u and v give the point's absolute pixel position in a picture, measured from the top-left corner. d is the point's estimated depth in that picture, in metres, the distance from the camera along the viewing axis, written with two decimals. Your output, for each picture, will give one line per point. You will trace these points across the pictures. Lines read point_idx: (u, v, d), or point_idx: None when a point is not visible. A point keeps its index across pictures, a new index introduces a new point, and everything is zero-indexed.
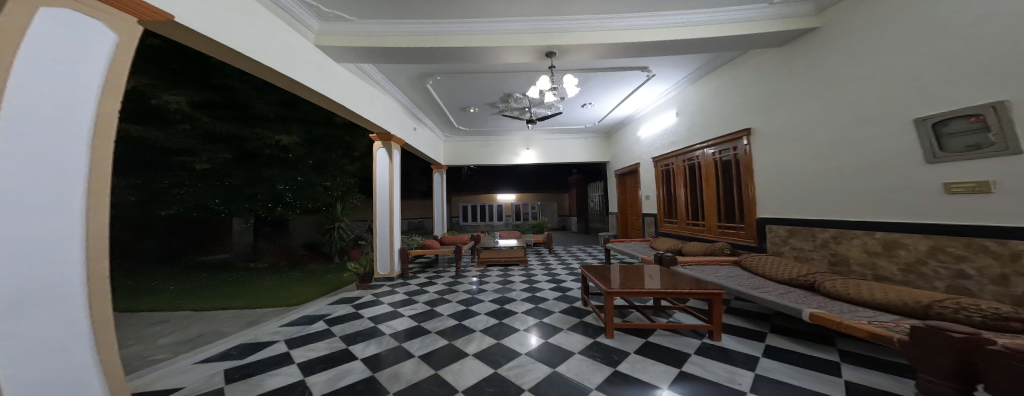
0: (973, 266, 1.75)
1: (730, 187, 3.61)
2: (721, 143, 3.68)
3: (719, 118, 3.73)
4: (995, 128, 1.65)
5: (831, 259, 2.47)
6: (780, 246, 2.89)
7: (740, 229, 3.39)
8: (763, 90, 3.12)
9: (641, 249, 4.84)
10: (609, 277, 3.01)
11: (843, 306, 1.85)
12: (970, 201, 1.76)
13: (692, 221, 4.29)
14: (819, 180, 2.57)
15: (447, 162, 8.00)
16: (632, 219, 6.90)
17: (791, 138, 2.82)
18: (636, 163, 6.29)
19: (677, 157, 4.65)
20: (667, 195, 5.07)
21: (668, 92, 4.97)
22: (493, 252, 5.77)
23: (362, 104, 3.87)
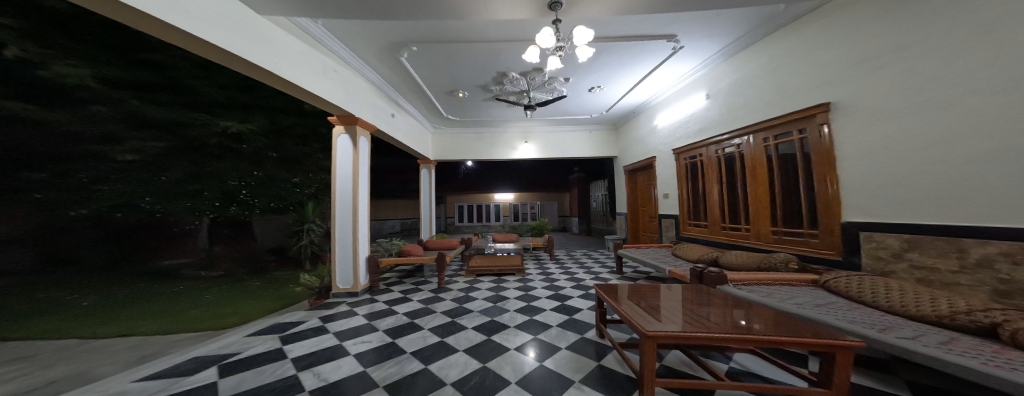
0: None
1: (791, 179, 2.77)
2: (779, 126, 2.85)
3: (778, 94, 2.86)
4: None
5: (995, 287, 1.61)
6: (891, 264, 2.03)
7: (809, 236, 2.57)
8: (851, 49, 2.26)
9: (663, 257, 3.97)
10: (632, 298, 2.13)
11: None
12: None
13: (730, 223, 3.44)
14: (971, 164, 1.70)
15: (436, 157, 7.11)
16: (644, 220, 6.04)
17: (913, 106, 1.93)
18: (651, 156, 5.43)
19: (711, 146, 3.78)
20: (692, 191, 4.24)
21: (696, 70, 4.11)
22: (486, 259, 4.90)
23: (310, 76, 2.98)
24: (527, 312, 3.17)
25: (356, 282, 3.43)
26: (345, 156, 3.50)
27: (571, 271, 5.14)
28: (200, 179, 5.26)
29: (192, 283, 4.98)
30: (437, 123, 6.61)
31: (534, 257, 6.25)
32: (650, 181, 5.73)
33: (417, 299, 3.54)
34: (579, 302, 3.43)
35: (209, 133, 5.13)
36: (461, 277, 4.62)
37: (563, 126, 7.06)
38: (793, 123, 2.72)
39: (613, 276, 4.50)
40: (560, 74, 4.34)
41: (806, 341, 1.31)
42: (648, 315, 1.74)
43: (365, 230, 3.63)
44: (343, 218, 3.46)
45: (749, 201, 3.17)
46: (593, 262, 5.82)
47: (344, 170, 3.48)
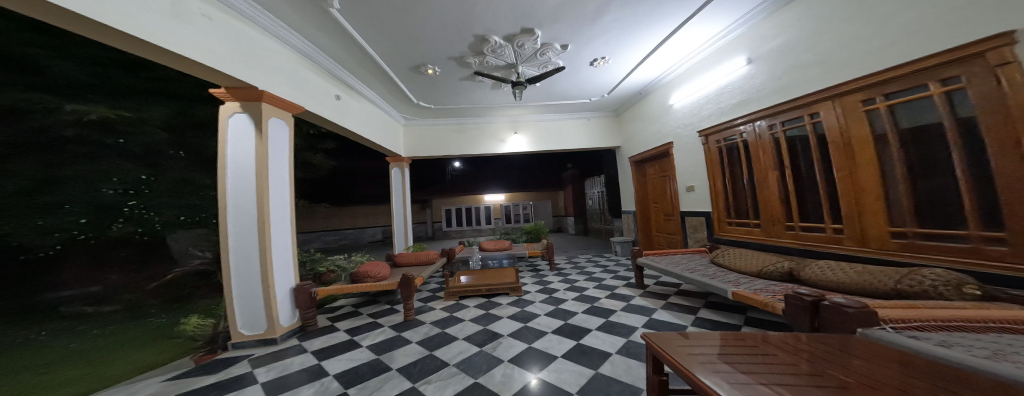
0: None
1: (929, 156, 1.98)
2: (896, 80, 2.04)
3: (910, 33, 1.93)
4: None
5: None
6: None
7: (975, 240, 1.80)
8: None
9: (704, 267, 3.02)
10: (722, 369, 1.17)
11: None
12: None
13: (804, 222, 2.67)
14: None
15: (409, 154, 6.06)
16: (659, 219, 5.15)
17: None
18: (666, 143, 4.50)
19: (758, 124, 2.99)
20: (733, 183, 3.39)
21: (731, 27, 3.14)
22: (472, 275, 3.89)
23: (131, 10, 1.68)
24: (528, 362, 2.01)
25: (274, 324, 2.37)
26: (248, 144, 2.41)
27: (575, 281, 4.15)
28: (55, 187, 3.98)
29: (71, 324, 3.69)
30: (406, 113, 5.50)
31: (530, 267, 5.25)
32: (664, 172, 4.84)
33: (376, 337, 2.46)
34: (601, 338, 2.36)
35: (59, 123, 3.86)
36: (440, 300, 3.52)
37: (559, 114, 6.11)
38: (928, 72, 1.90)
39: (632, 292, 3.53)
40: (556, 40, 3.28)
41: None
42: None
43: (284, 249, 2.56)
44: (242, 239, 2.34)
45: (841, 192, 2.39)
46: (600, 269, 4.86)
47: (248, 169, 2.39)
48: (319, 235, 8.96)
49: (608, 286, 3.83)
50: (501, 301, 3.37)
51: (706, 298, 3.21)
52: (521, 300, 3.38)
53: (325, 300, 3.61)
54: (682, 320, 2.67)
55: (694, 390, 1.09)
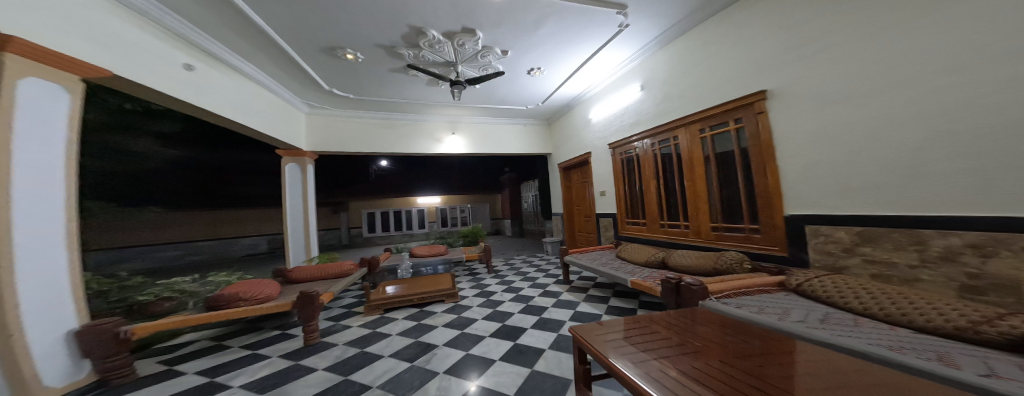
0: None
1: (728, 177, 2.75)
2: (715, 116, 2.79)
3: (734, 82, 2.60)
4: None
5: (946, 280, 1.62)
6: (842, 258, 2.02)
7: (749, 230, 2.59)
8: (790, 34, 2.24)
9: (610, 261, 3.51)
10: (629, 349, 1.44)
11: None
12: None
13: (669, 221, 3.39)
14: (931, 148, 1.65)
15: (313, 148, 5.32)
16: (580, 220, 5.76)
17: (866, 89, 1.87)
18: (586, 152, 5.06)
19: (645, 142, 3.64)
20: (631, 192, 4.03)
21: (636, 57, 3.70)
22: (402, 285, 3.66)
23: None
24: (465, 371, 2.01)
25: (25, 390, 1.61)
26: None
27: (508, 282, 4.30)
28: None
29: None
30: (311, 99, 4.82)
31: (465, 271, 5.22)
32: (585, 178, 5.41)
33: (284, 367, 2.13)
34: (536, 335, 2.52)
35: None
36: (358, 316, 3.21)
37: (496, 118, 6.28)
38: (729, 113, 2.67)
39: (561, 288, 3.84)
40: (497, 45, 3.39)
41: None
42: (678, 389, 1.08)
43: (47, 273, 1.73)
44: None
45: (687, 197, 3.12)
46: (530, 268, 5.14)
47: None
48: (140, 252, 6.56)
49: (539, 284, 4.10)
50: (437, 309, 3.28)
51: (614, 287, 3.75)
52: (457, 306, 3.35)
53: (160, 335, 2.75)
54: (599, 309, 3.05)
55: (609, 374, 1.31)
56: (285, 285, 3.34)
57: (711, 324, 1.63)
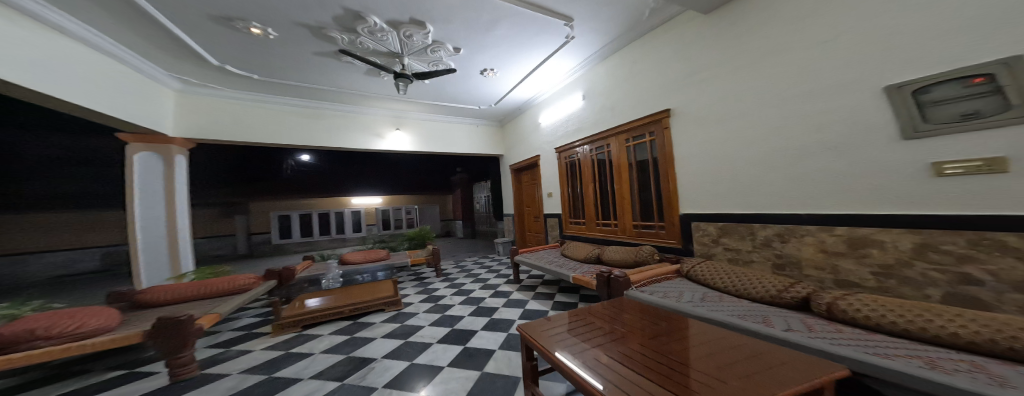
0: (984, 268, 1.45)
1: (644, 182, 3.23)
2: (636, 127, 3.26)
3: (654, 99, 3.04)
4: (1009, 89, 1.37)
5: (773, 261, 2.24)
6: (709, 247, 2.65)
7: (658, 227, 3.10)
8: (690, 63, 2.71)
9: (554, 258, 3.75)
10: (568, 341, 1.56)
11: (886, 340, 1.32)
12: (967, 184, 1.50)
13: (603, 220, 3.80)
14: (772, 161, 2.23)
15: (181, 134, 4.06)
16: (530, 220, 5.96)
17: (732, 115, 2.44)
18: (535, 155, 5.27)
19: (585, 147, 3.99)
20: (574, 194, 4.34)
21: (580, 68, 3.98)
22: (333, 296, 3.30)
23: None
24: (409, 380, 1.92)
25: None
26: None
27: (458, 286, 4.19)
28: None
29: None
30: (198, 76, 3.90)
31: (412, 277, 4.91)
32: (534, 180, 5.63)
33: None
34: (486, 337, 2.52)
35: None
36: (266, 336, 2.72)
37: (446, 116, 6.13)
38: (645, 127, 3.16)
39: (511, 288, 3.90)
40: (448, 41, 3.33)
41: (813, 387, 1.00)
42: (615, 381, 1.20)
43: None
44: None
45: (616, 198, 3.56)
46: (481, 270, 5.09)
47: None
48: None
49: (490, 285, 4.10)
50: (375, 319, 3.02)
51: (559, 283, 3.96)
52: (401, 315, 3.15)
53: None
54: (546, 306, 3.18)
55: (551, 367, 1.39)
56: (138, 309, 2.54)
57: (631, 311, 1.90)
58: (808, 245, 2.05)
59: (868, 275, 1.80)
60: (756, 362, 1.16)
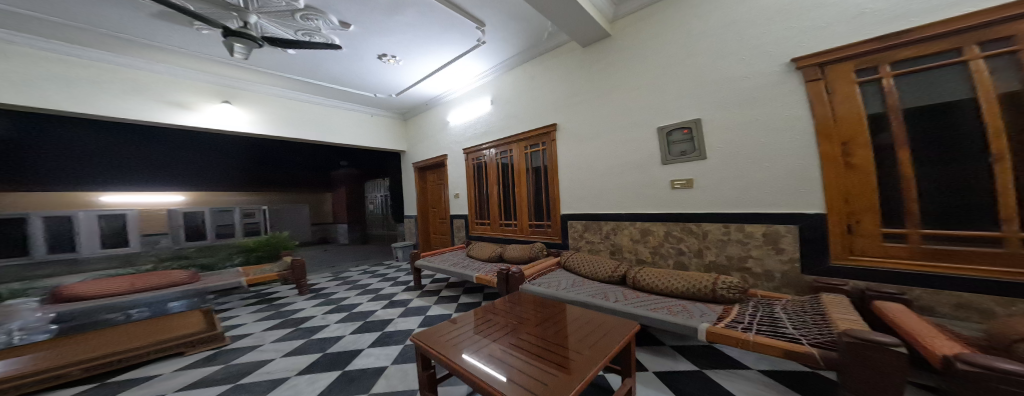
0: (685, 245, 2.48)
1: (537, 186, 3.61)
2: (533, 137, 3.61)
3: (548, 112, 3.41)
4: (694, 140, 2.42)
5: (611, 248, 2.94)
6: (577, 240, 3.20)
7: (546, 226, 3.53)
8: (571, 86, 3.19)
9: (461, 259, 3.82)
10: (466, 341, 1.59)
11: (653, 299, 2.10)
12: (683, 194, 2.48)
13: (504, 221, 4.05)
14: (609, 175, 2.93)
15: None
16: (434, 222, 5.74)
17: (596, 134, 3.01)
18: (441, 154, 5.15)
19: (492, 151, 4.15)
20: (479, 196, 4.47)
21: (490, 73, 4.12)
22: (53, 354, 2.02)
23: None
24: None
25: None
26: None
27: (333, 303, 3.54)
28: None
29: None
30: None
31: (256, 299, 3.82)
32: (440, 180, 5.49)
33: None
34: (375, 354, 2.24)
35: None
36: None
37: (331, 100, 5.15)
38: (538, 138, 3.56)
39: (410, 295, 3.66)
40: (335, 13, 2.83)
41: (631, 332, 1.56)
42: (517, 364, 1.33)
43: None
44: None
45: (515, 200, 3.86)
46: (362, 282, 4.44)
47: None
48: None
49: (385, 296, 3.70)
50: (158, 370, 2.07)
51: (463, 285, 3.97)
52: (230, 351, 2.35)
53: None
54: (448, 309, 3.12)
55: (452, 373, 1.35)
56: None
57: (512, 304, 2.13)
58: (627, 235, 2.82)
59: (649, 251, 2.68)
60: (604, 335, 1.53)
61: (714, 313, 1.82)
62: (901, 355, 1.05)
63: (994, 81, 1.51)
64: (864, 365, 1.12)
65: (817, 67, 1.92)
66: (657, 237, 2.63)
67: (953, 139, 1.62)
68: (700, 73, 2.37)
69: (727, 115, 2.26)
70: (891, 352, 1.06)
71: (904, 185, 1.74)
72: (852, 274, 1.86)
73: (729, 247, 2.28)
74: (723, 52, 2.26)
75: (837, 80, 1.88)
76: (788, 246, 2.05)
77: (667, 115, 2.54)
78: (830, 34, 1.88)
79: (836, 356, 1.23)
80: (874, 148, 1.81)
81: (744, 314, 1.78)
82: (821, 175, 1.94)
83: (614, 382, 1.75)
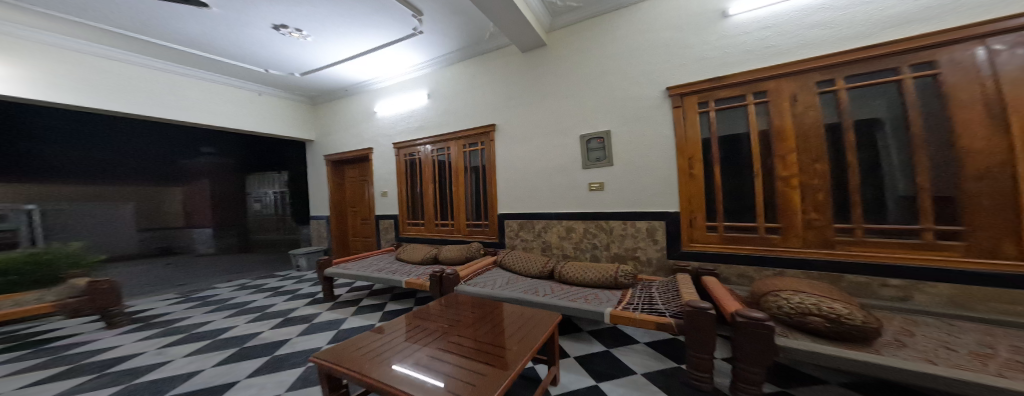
0: (597, 241, 2.81)
1: (476, 186, 3.60)
2: (472, 136, 3.59)
3: (488, 112, 3.44)
4: (605, 147, 2.74)
5: (543, 245, 3.13)
6: (514, 238, 3.31)
7: (484, 226, 3.56)
8: (510, 88, 3.28)
9: (381, 264, 3.55)
10: (386, 354, 1.46)
11: (575, 290, 2.33)
12: (598, 196, 2.79)
13: (440, 221, 3.93)
14: (540, 177, 3.12)
15: None
16: (356, 223, 5.19)
17: (529, 137, 3.17)
18: (366, 148, 4.68)
19: (428, 147, 3.99)
20: (413, 194, 4.24)
21: (426, 67, 3.94)
22: None
23: None
24: None
25: None
26: None
27: (183, 331, 2.68)
28: None
29: None
30: None
31: (16, 343, 2.55)
32: (364, 176, 4.99)
33: None
34: (255, 386, 1.79)
35: None
36: None
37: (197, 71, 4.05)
38: (476, 137, 3.56)
39: (316, 309, 3.18)
40: None
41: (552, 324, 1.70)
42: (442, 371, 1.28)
43: None
44: None
45: (452, 199, 3.78)
46: (240, 300, 3.55)
47: None
48: None
49: (277, 314, 3.05)
50: None
51: (392, 292, 3.72)
52: None
53: None
54: (370, 319, 2.84)
55: (369, 391, 1.22)
56: None
57: (442, 308, 2.08)
58: (556, 232, 3.04)
59: (573, 247, 2.95)
60: (529, 330, 1.63)
61: (616, 297, 2.12)
62: (709, 314, 1.55)
63: (757, 122, 2.18)
64: (697, 328, 1.57)
65: (678, 96, 2.42)
66: (579, 233, 2.90)
67: (738, 159, 2.26)
68: (614, 88, 2.68)
69: (628, 129, 2.63)
70: (706, 312, 1.54)
71: (744, 189, 2.24)
72: (693, 256, 2.41)
73: (627, 240, 2.66)
74: (633, 72, 2.59)
75: (688, 109, 2.39)
76: (659, 238, 2.53)
77: (589, 123, 2.82)
78: (700, 67, 2.33)
79: (683, 324, 1.66)
80: (705, 163, 2.37)
81: (635, 296, 2.13)
82: (677, 182, 2.45)
83: (541, 372, 1.89)
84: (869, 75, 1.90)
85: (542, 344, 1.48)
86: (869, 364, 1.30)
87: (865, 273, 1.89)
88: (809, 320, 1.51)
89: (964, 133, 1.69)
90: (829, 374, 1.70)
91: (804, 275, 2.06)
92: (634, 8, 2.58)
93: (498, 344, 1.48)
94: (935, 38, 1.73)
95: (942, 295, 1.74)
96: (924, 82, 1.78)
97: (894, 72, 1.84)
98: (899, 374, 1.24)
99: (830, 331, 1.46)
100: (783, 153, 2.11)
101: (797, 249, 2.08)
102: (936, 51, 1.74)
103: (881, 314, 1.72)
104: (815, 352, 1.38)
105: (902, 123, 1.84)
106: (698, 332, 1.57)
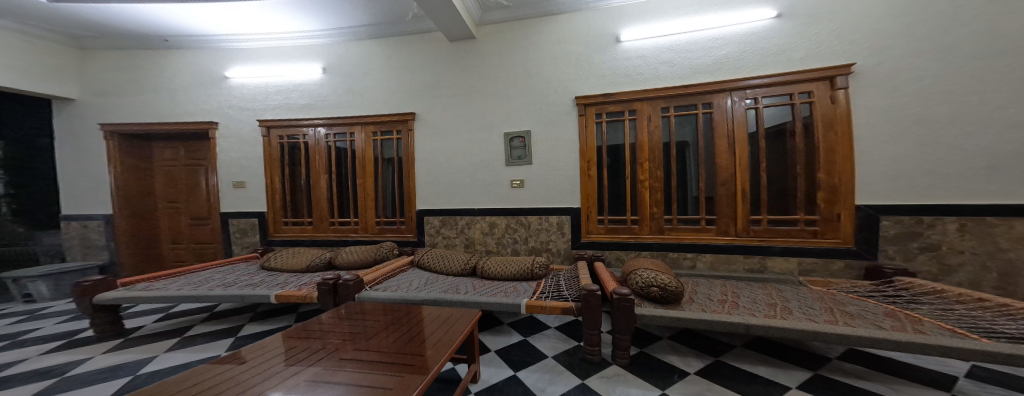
0: (519, 236, 2.97)
1: (389, 179, 3.24)
2: (384, 123, 3.21)
3: (402, 99, 3.14)
4: (524, 148, 2.93)
5: (465, 242, 3.08)
6: (435, 236, 3.13)
7: (400, 223, 3.24)
8: (429, 77, 3.10)
9: (226, 278, 2.70)
10: (263, 384, 1.15)
11: (497, 284, 2.38)
12: (519, 194, 2.95)
13: (339, 219, 3.34)
14: (460, 172, 3.06)
15: None
16: (182, 225, 3.79)
17: (450, 130, 3.07)
18: (206, 122, 3.44)
19: (319, 129, 3.32)
20: (297, 186, 3.45)
21: (316, 36, 3.26)
22: None
23: None
24: None
25: None
26: None
27: None
28: None
29: None
30: None
31: None
32: (198, 160, 3.68)
33: None
34: None
35: None
36: None
37: None
38: (388, 124, 3.20)
39: (93, 352, 2.12)
40: None
41: (473, 320, 1.69)
42: (350, 386, 1.11)
43: None
44: None
45: (358, 193, 3.28)
46: None
47: None
48: None
49: None
50: None
51: (254, 310, 2.90)
52: None
53: None
54: (209, 351, 2.12)
55: None
56: None
57: (337, 320, 1.76)
58: (479, 228, 3.04)
59: (495, 242, 3.02)
60: (448, 330, 1.57)
61: (531, 288, 2.28)
62: (595, 294, 1.84)
63: (628, 135, 2.74)
64: (587, 307, 1.85)
65: (578, 105, 2.80)
66: (501, 229, 3.00)
67: (614, 166, 2.79)
68: (534, 91, 2.89)
69: (542, 132, 2.88)
70: (592, 292, 1.83)
71: (621, 190, 2.78)
72: (589, 246, 2.83)
73: (542, 233, 2.92)
74: (549, 80, 2.86)
75: (588, 118, 2.80)
76: (566, 230, 2.87)
77: (512, 123, 2.95)
78: (600, 82, 2.75)
79: (579, 306, 1.93)
80: (596, 166, 2.82)
81: (547, 285, 2.34)
82: (579, 180, 2.83)
83: (461, 371, 1.84)
84: (682, 107, 2.63)
85: (461, 343, 1.45)
86: (679, 319, 1.80)
87: (676, 250, 2.65)
88: (650, 289, 1.99)
89: (720, 154, 2.56)
90: (661, 329, 2.33)
91: (650, 254, 2.72)
92: (554, 18, 2.84)
93: (417, 348, 1.38)
94: (720, 83, 2.50)
95: (706, 261, 2.60)
96: (706, 117, 2.59)
97: (695, 107, 2.61)
98: (691, 323, 1.76)
99: (661, 297, 1.96)
100: (640, 161, 2.72)
101: (646, 235, 2.73)
102: (713, 96, 2.55)
103: (685, 279, 2.46)
104: (651, 315, 1.85)
105: (698, 144, 2.61)
106: (588, 310, 1.85)
